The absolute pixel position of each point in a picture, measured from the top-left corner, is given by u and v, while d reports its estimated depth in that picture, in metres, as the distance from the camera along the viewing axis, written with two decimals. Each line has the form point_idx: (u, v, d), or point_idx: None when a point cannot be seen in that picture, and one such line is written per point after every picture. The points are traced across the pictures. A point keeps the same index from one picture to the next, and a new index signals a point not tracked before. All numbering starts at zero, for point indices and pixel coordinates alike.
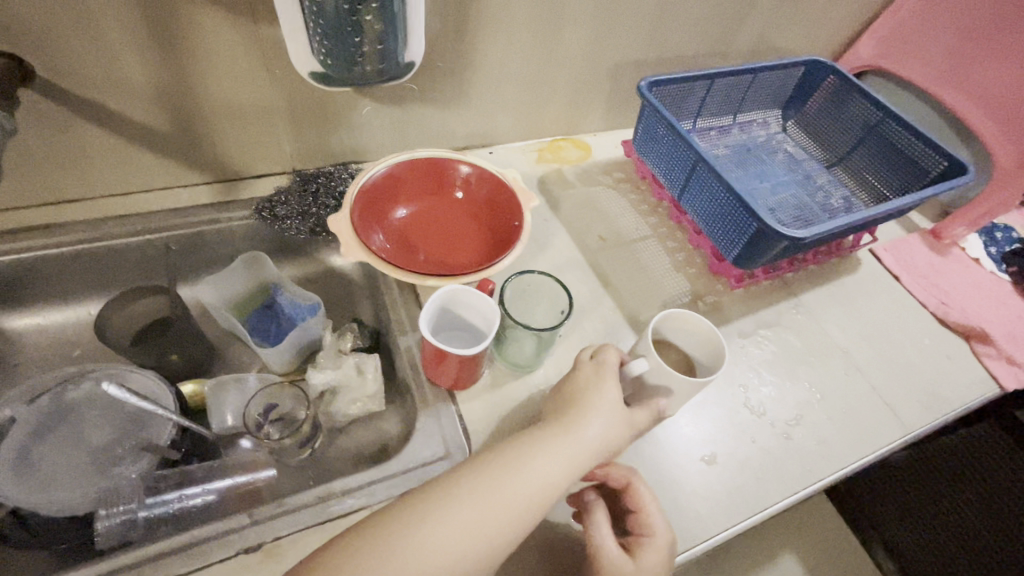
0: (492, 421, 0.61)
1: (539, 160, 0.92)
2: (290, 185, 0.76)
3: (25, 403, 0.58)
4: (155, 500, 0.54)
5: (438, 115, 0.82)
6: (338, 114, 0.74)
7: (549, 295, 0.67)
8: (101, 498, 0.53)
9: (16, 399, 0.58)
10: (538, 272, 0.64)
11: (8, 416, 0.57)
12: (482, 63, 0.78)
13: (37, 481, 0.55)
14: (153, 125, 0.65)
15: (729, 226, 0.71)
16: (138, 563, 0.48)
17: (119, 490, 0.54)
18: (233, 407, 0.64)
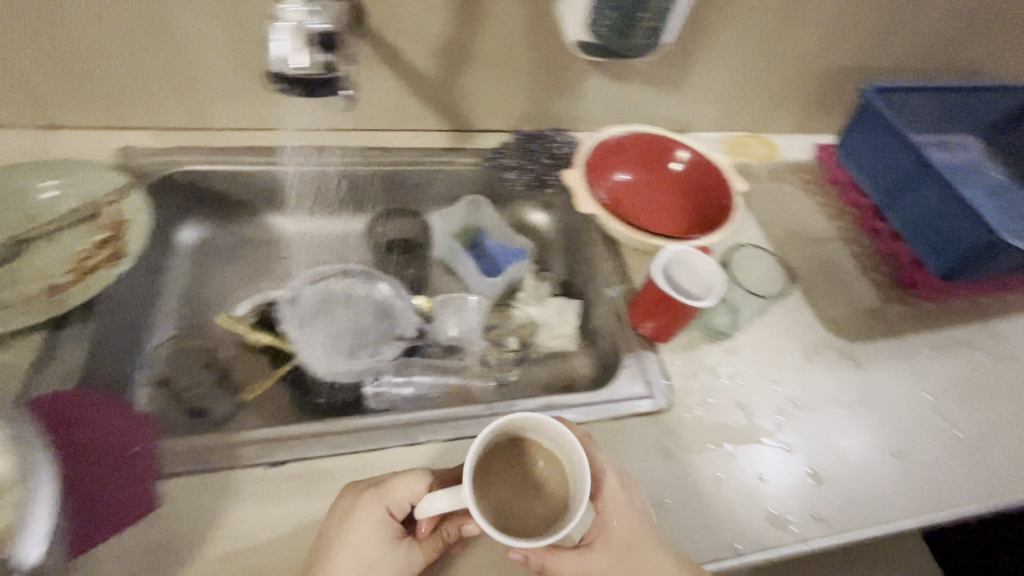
0: (690, 376, 0.66)
1: (728, 152, 0.95)
2: (512, 141, 0.85)
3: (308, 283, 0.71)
4: (411, 381, 0.67)
5: (649, 96, 0.87)
6: (569, 84, 0.82)
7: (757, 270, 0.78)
8: (372, 372, 0.66)
9: (305, 278, 0.71)
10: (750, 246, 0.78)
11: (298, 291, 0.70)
12: (706, 52, 0.82)
13: (319, 346, 0.68)
14: (428, 73, 0.76)
15: (941, 235, 0.71)
16: (413, 423, 0.57)
17: (386, 370, 0.67)
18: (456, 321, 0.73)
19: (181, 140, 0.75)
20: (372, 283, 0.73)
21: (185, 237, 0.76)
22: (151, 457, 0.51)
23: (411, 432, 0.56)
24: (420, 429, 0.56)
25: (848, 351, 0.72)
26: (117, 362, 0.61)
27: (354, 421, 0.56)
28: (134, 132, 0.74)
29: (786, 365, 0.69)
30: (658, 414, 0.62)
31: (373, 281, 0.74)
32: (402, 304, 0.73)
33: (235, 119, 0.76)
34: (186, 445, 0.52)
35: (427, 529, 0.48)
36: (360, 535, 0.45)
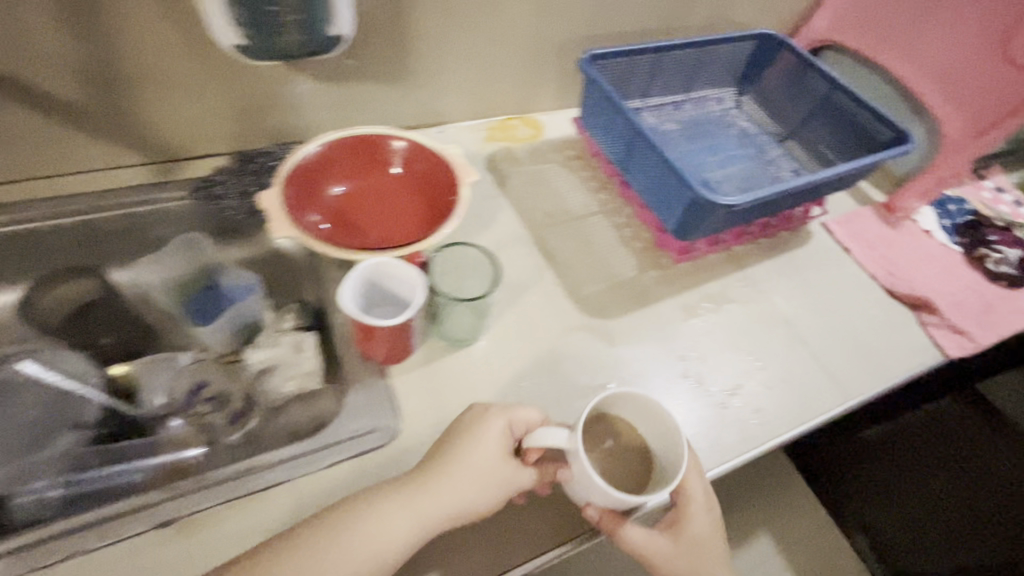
0: (423, 396, 0.61)
1: (488, 138, 0.91)
2: (229, 165, 0.75)
3: None
4: (87, 475, 0.57)
5: (379, 92, 0.80)
6: (274, 92, 0.73)
7: (475, 270, 0.67)
8: (25, 476, 0.56)
9: None
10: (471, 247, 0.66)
11: None
12: (420, 39, 0.76)
13: None
14: (80, 103, 0.64)
15: (666, 195, 0.70)
16: (62, 532, 0.49)
17: (45, 469, 0.57)
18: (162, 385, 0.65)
19: None
20: (18, 365, 0.63)
21: None
22: None
23: (51, 549, 0.48)
24: (69, 540, 0.48)
25: (601, 330, 0.70)
26: None
27: None
28: None
29: (533, 360, 0.66)
30: (381, 449, 0.57)
31: (19, 364, 0.63)
32: (71, 383, 0.63)
33: None
34: None
35: (533, 457, 0.52)
36: (476, 459, 0.51)
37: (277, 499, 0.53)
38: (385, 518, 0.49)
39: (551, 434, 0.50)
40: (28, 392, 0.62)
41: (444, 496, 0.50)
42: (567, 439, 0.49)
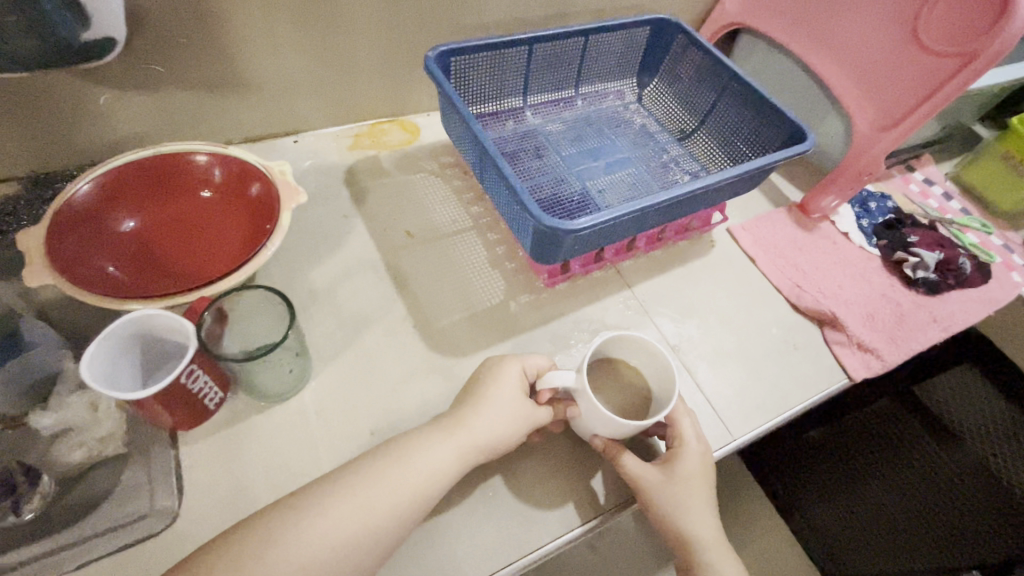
0: (218, 466, 0.52)
1: (354, 146, 0.81)
2: (19, 191, 0.66)
3: None
4: None
5: (206, 101, 0.70)
6: (65, 105, 0.62)
7: (267, 314, 0.56)
8: None
9: None
10: (257, 289, 0.53)
11: None
12: (243, 37, 0.65)
13: None
14: None
15: (517, 217, 0.61)
16: None
17: None
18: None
19: None
20: None
21: None
22: None
23: None
24: None
25: (452, 370, 0.61)
26: None
27: None
28: None
29: (363, 413, 0.57)
30: (152, 540, 0.47)
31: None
32: None
33: None
34: None
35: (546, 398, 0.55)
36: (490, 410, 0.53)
37: None
38: (419, 464, 0.49)
39: (558, 375, 0.53)
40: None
41: (405, 455, 0.49)
42: (574, 378, 0.52)
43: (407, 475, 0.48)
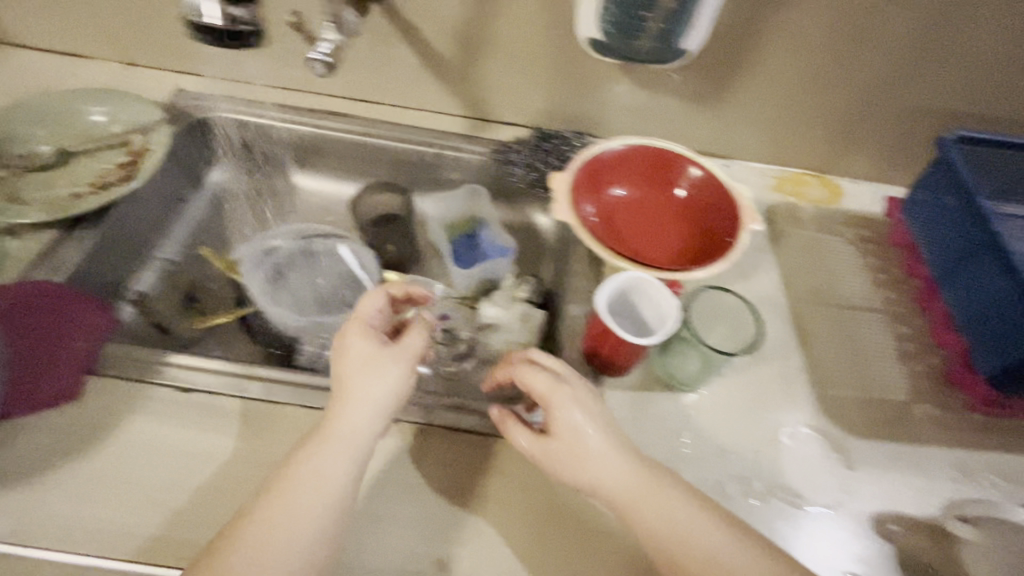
0: (626, 418, 0.59)
1: (775, 188, 0.83)
2: (528, 138, 0.82)
3: (289, 237, 0.76)
4: None
5: (684, 111, 0.79)
6: (595, 86, 0.77)
7: (734, 317, 0.64)
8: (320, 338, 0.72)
9: (285, 233, 0.76)
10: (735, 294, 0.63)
11: (277, 243, 0.75)
12: (755, 70, 0.72)
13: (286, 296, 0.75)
14: (446, 57, 0.76)
15: (1002, 325, 0.59)
16: None
17: None
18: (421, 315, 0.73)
19: (222, 88, 0.83)
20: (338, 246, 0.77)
21: (213, 176, 0.85)
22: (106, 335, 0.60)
23: (310, 393, 0.59)
24: (331, 397, 0.59)
25: (836, 442, 0.60)
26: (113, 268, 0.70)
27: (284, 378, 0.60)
28: (191, 77, 0.84)
29: (751, 438, 0.59)
30: None
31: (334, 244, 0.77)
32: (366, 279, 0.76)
33: (273, 78, 0.83)
34: (119, 353, 0.58)
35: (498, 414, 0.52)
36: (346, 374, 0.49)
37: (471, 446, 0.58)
38: (358, 411, 0.48)
39: None
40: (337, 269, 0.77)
41: (349, 372, 0.49)
42: None
43: (346, 418, 0.48)
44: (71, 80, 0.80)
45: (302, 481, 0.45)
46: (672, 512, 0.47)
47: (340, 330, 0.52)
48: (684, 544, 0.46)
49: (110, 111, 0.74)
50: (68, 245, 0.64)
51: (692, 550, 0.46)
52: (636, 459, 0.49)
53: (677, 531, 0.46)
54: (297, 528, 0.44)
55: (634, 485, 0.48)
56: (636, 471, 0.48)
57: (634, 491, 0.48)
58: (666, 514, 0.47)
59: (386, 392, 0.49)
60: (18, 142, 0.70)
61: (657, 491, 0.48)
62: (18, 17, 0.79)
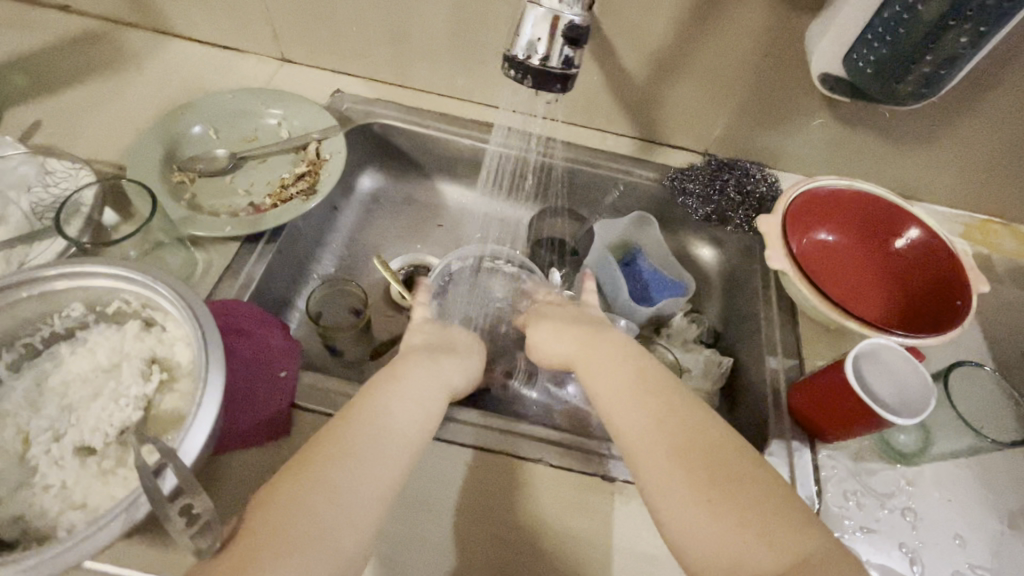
0: (845, 489, 0.55)
1: (965, 236, 0.77)
2: (702, 165, 0.77)
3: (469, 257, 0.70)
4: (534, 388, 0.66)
5: (880, 150, 0.73)
6: (789, 117, 0.72)
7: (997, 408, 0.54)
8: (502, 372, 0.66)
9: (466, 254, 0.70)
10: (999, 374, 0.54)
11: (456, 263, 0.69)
12: (981, 113, 0.66)
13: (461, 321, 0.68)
14: (633, 76, 0.71)
15: None
16: (531, 434, 0.56)
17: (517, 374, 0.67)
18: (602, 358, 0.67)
19: (380, 93, 0.79)
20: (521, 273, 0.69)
21: (363, 184, 0.81)
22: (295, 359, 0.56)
23: (511, 442, 0.55)
24: (535, 443, 0.56)
25: None
26: (284, 282, 0.67)
27: (481, 417, 0.57)
28: (347, 79, 0.80)
29: (981, 522, 0.55)
30: None
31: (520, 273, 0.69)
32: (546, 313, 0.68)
33: (434, 85, 0.78)
34: (320, 383, 0.55)
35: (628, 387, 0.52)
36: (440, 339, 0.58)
37: None
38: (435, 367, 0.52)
39: None
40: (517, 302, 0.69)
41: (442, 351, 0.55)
42: None
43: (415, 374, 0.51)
44: (229, 76, 0.77)
45: (362, 422, 0.45)
46: (668, 431, 0.45)
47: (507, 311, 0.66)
48: (655, 450, 0.45)
49: (280, 115, 0.70)
50: (251, 260, 0.61)
51: (651, 452, 0.45)
52: (616, 385, 0.50)
53: (644, 432, 0.46)
54: (361, 477, 0.41)
55: (615, 387, 0.50)
56: (649, 403, 0.48)
57: (624, 403, 0.49)
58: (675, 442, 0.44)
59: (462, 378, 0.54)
60: (192, 144, 0.67)
61: (640, 395, 0.48)
62: (181, 7, 0.75)
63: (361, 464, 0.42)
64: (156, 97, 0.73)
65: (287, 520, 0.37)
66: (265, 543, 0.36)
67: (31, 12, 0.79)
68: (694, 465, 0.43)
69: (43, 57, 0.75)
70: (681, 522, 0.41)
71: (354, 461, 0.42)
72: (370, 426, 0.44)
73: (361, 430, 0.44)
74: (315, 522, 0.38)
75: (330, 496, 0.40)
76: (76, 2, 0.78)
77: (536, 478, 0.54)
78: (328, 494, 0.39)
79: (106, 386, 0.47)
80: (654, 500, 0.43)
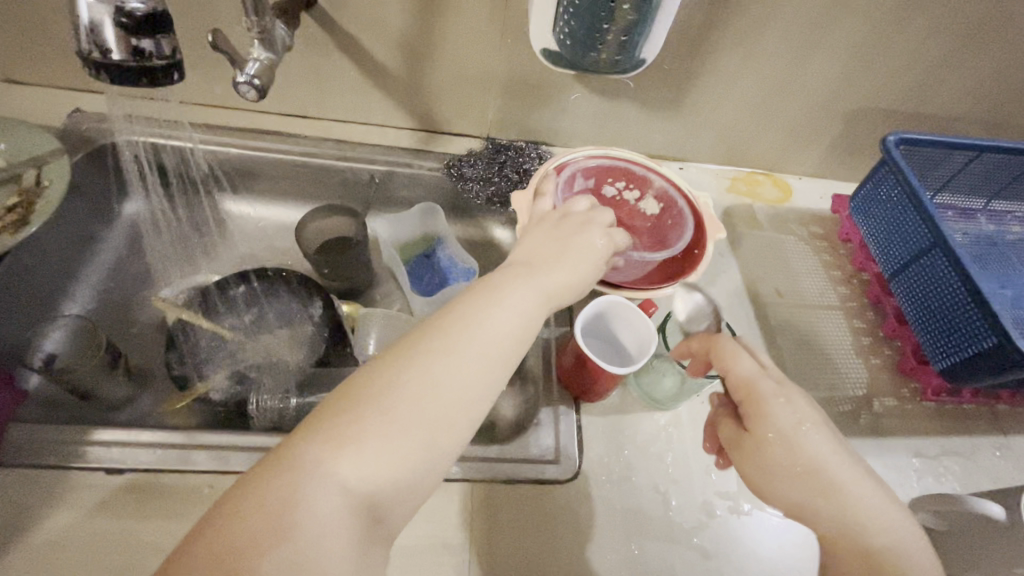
0: (606, 440, 0.58)
1: (730, 190, 0.84)
2: (482, 150, 0.78)
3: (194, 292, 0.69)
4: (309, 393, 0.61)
5: (641, 118, 0.77)
6: (549, 96, 0.74)
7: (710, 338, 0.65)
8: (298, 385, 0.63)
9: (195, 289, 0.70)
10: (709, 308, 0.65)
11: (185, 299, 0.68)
12: (710, 76, 0.72)
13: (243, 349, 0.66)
14: (389, 67, 0.70)
15: (948, 332, 0.61)
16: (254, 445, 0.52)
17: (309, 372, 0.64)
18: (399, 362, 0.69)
19: (131, 109, 0.73)
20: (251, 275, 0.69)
21: (126, 208, 0.74)
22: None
23: (225, 457, 0.51)
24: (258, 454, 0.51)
25: None
26: (9, 326, 0.60)
27: (191, 438, 0.51)
28: (92, 96, 0.73)
29: None
30: (557, 485, 0.55)
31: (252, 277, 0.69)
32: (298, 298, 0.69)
33: (192, 94, 0.74)
34: (29, 434, 0.50)
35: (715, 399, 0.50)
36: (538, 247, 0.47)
37: (453, 493, 0.53)
38: (434, 382, 0.37)
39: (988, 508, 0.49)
40: (307, 332, 0.67)
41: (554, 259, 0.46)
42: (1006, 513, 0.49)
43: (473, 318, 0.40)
44: None
45: (408, 355, 0.38)
46: (875, 521, 0.42)
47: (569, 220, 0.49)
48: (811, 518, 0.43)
49: None
50: None
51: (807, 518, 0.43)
52: (799, 471, 0.42)
53: (787, 489, 0.43)
54: (401, 417, 0.36)
55: (797, 472, 0.42)
56: (789, 462, 0.42)
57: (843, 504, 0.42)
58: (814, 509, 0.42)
59: (586, 281, 0.47)
60: None
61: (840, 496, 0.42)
62: None
63: (368, 435, 0.35)
64: None
65: (285, 507, 0.32)
66: (297, 473, 0.33)
67: None
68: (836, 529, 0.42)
69: None
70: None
71: (335, 471, 0.34)
72: (413, 359, 0.38)
73: (405, 366, 0.37)
74: (337, 466, 0.33)
75: (344, 448, 0.34)
76: None
77: None
78: (352, 432, 0.34)
79: None
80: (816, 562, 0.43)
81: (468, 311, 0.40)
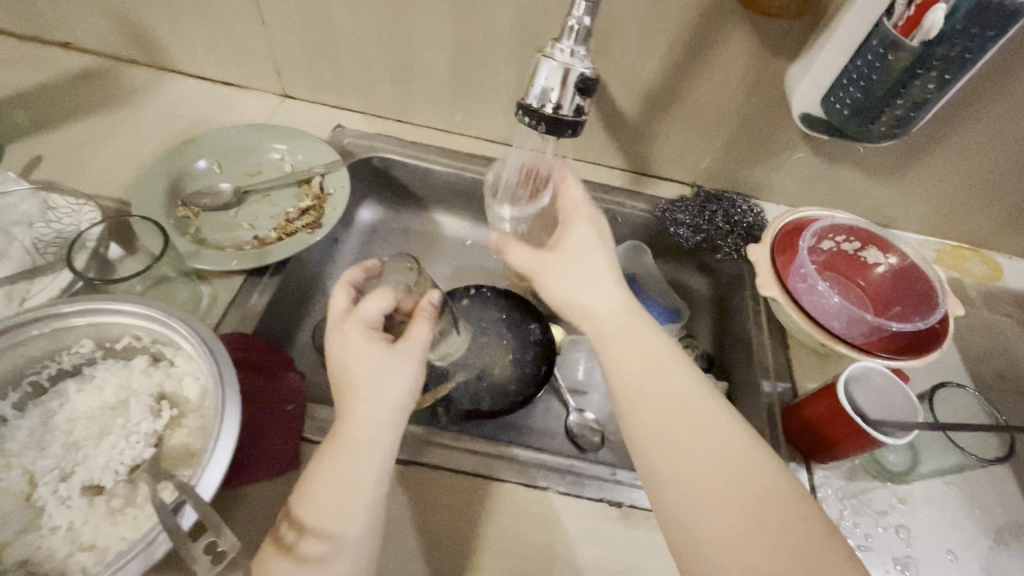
0: (839, 505, 0.57)
1: (937, 262, 0.82)
2: (691, 196, 0.80)
3: None
4: (542, 431, 0.68)
5: (858, 182, 0.77)
6: (772, 153, 0.76)
7: (986, 436, 0.57)
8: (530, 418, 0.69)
9: None
10: (973, 394, 0.58)
11: None
12: (950, 151, 0.70)
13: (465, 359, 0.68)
14: (625, 113, 0.75)
15: None
16: (494, 454, 0.56)
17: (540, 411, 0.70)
18: (591, 404, 0.71)
19: (379, 129, 0.82)
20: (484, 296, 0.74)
21: (363, 215, 0.82)
22: (299, 392, 0.56)
23: (475, 461, 0.55)
24: (497, 463, 0.55)
25: None
26: (287, 314, 0.67)
27: (449, 437, 0.56)
28: (348, 114, 0.82)
29: (972, 536, 0.57)
30: None
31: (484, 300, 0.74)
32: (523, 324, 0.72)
33: (434, 120, 0.81)
34: (324, 416, 0.55)
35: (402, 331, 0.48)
36: (334, 362, 0.47)
37: None
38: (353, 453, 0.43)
39: None
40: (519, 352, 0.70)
41: (361, 376, 0.45)
42: None
43: (350, 414, 0.44)
44: (232, 111, 0.79)
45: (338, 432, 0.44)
46: (689, 434, 0.43)
47: (332, 330, 0.48)
48: (669, 457, 0.42)
49: (284, 150, 0.72)
50: (256, 293, 0.62)
51: (670, 471, 0.42)
52: (657, 398, 0.45)
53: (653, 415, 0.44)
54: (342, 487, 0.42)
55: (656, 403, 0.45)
56: (638, 381, 0.46)
57: (677, 437, 0.43)
58: (671, 446, 0.42)
59: (405, 393, 0.46)
60: (195, 180, 0.68)
61: (688, 418, 0.43)
62: (185, 45, 0.77)
63: (322, 495, 0.42)
64: (157, 134, 0.74)
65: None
66: (301, 521, 0.41)
67: (34, 49, 0.80)
68: (699, 459, 0.41)
69: (48, 92, 0.76)
70: (722, 547, 0.38)
71: (311, 520, 0.41)
72: (336, 442, 0.44)
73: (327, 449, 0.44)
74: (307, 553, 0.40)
75: (320, 514, 0.41)
76: (77, 39, 0.79)
77: (542, 507, 0.54)
78: (318, 510, 0.41)
79: (114, 424, 0.47)
80: (676, 511, 0.40)
81: (347, 393, 0.45)
